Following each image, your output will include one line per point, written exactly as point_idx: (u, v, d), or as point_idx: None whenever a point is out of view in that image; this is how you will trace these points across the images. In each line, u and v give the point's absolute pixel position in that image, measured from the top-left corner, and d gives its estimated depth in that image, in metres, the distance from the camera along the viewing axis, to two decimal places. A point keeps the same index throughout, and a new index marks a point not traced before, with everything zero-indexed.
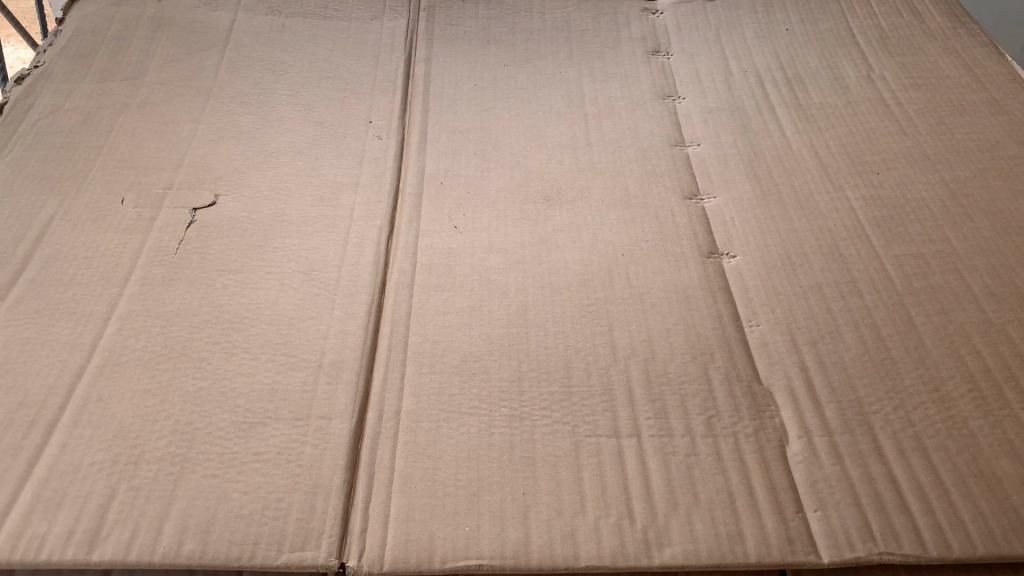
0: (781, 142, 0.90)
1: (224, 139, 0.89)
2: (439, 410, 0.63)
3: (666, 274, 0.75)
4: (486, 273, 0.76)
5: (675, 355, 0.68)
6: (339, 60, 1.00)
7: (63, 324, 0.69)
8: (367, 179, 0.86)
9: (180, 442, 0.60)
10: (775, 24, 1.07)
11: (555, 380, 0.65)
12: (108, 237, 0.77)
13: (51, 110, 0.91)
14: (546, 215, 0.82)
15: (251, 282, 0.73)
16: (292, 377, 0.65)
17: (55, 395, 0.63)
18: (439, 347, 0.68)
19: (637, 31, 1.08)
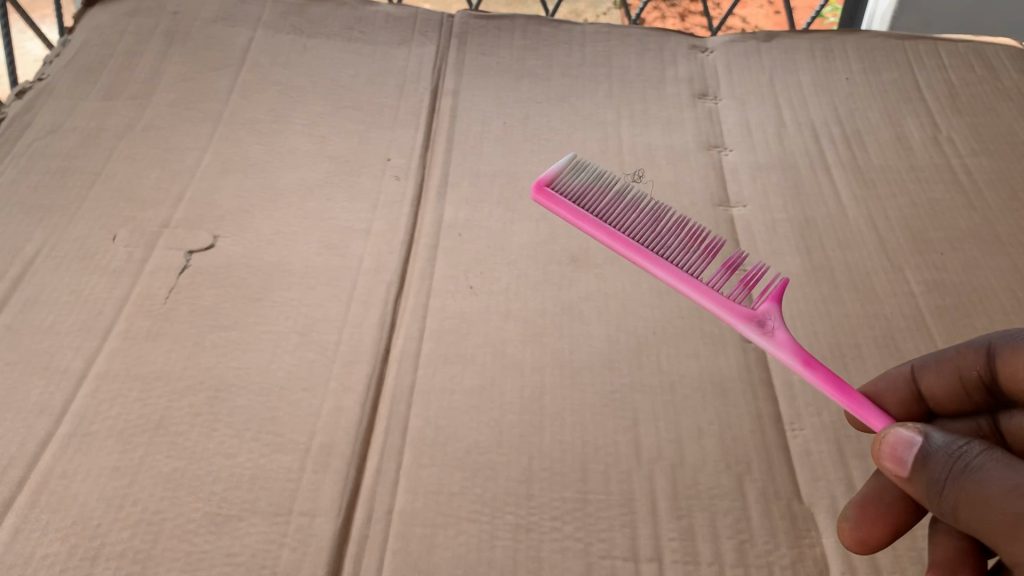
0: (835, 209, 0.82)
1: (231, 171, 0.82)
2: (437, 514, 0.56)
3: (701, 359, 0.68)
4: (501, 345, 0.68)
5: (707, 463, 0.60)
6: (361, 88, 0.94)
7: (33, 381, 0.63)
8: (380, 225, 0.79)
9: (145, 536, 0.54)
10: (834, 72, 0.99)
11: (570, 484, 0.58)
12: (94, 280, 0.71)
13: (50, 130, 0.85)
14: (571, 278, 0.74)
15: (243, 342, 0.67)
16: (277, 462, 0.59)
17: (14, 467, 0.57)
18: (442, 433, 0.61)
19: (683, 71, 1.00)
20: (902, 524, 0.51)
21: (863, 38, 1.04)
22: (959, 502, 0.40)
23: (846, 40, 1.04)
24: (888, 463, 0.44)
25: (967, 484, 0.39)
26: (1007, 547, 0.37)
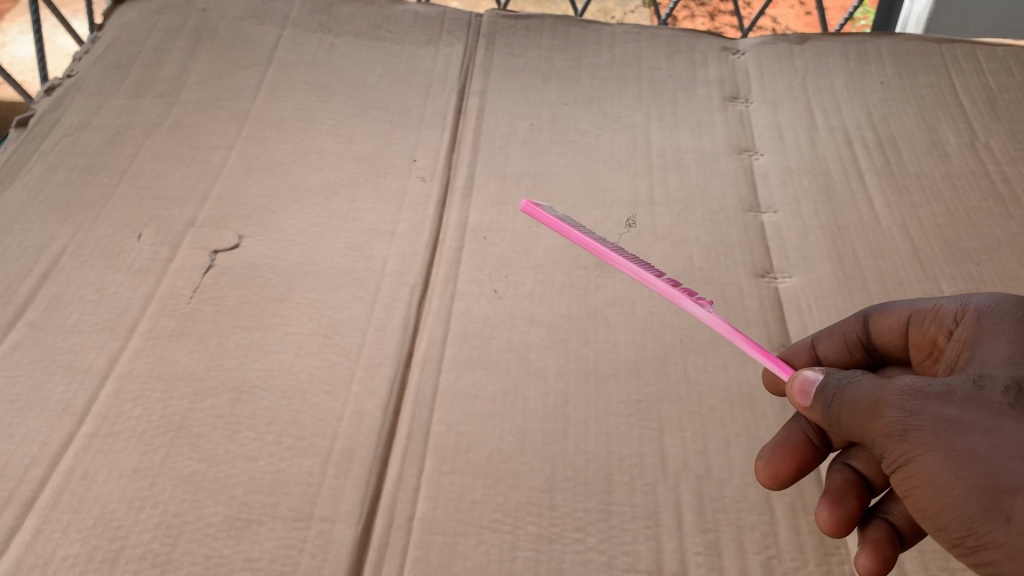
0: (868, 216, 0.80)
1: (256, 170, 0.82)
2: (458, 522, 0.56)
3: (730, 369, 0.67)
4: (525, 350, 0.67)
5: (734, 475, 0.59)
6: (388, 88, 0.93)
7: (57, 380, 0.62)
8: (404, 227, 0.78)
9: (165, 539, 0.53)
10: (868, 76, 0.97)
11: (593, 494, 0.58)
12: (119, 279, 0.71)
13: (78, 127, 0.85)
14: (597, 284, 0.73)
15: (265, 344, 0.67)
16: (298, 466, 0.58)
17: (36, 467, 0.57)
18: (465, 440, 0.61)
19: (714, 73, 0.99)
20: (806, 462, 0.54)
21: (899, 41, 1.02)
22: (841, 411, 0.46)
23: (881, 42, 1.02)
24: (796, 394, 0.50)
25: (846, 393, 0.46)
26: (872, 436, 0.44)
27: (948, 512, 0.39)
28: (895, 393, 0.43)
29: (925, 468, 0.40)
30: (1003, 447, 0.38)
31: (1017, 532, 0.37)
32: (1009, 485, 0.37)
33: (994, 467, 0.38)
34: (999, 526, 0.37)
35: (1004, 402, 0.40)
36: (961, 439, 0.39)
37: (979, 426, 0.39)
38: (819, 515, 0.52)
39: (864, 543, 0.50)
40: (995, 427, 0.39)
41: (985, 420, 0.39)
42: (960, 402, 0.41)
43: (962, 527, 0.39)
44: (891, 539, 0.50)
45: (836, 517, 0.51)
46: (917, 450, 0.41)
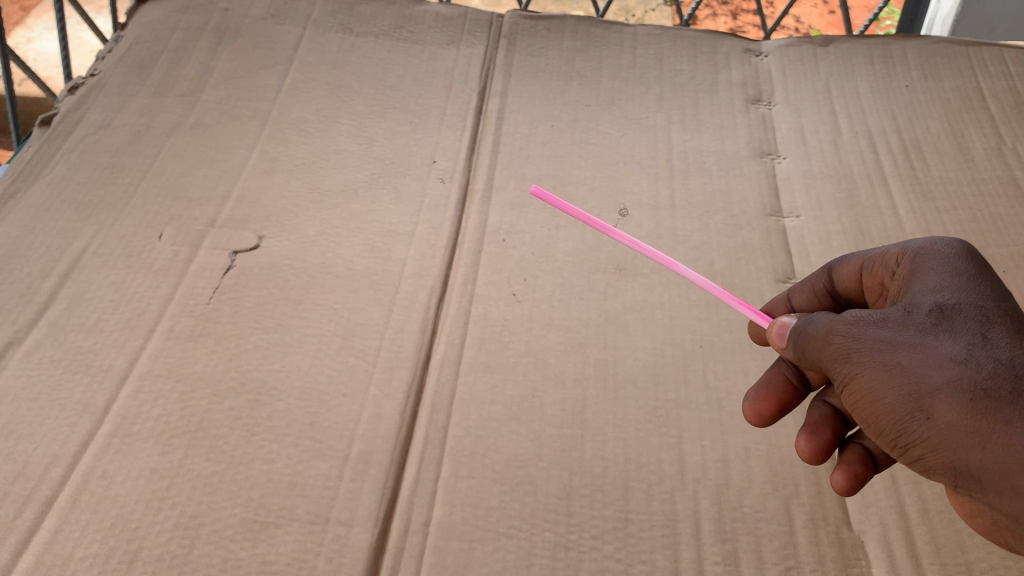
0: (892, 221, 0.79)
1: (277, 171, 0.82)
2: (474, 528, 0.55)
3: (750, 375, 0.66)
4: (543, 354, 0.67)
5: (753, 484, 0.59)
6: (408, 89, 0.93)
7: (77, 380, 0.63)
8: (424, 229, 0.78)
9: (182, 540, 0.53)
10: (893, 79, 0.96)
11: (611, 502, 0.57)
12: (140, 278, 0.71)
13: (100, 126, 0.86)
14: (617, 288, 0.73)
15: (284, 345, 0.67)
16: (315, 469, 0.58)
17: (55, 467, 0.57)
18: (482, 445, 0.61)
19: (736, 75, 0.98)
20: (787, 402, 0.57)
21: (925, 43, 1.01)
22: (803, 346, 0.52)
23: (907, 45, 1.01)
24: (773, 336, 0.56)
25: (807, 329, 0.52)
26: (824, 364, 0.50)
27: (885, 418, 0.46)
28: (842, 324, 0.49)
29: (865, 383, 0.46)
30: (926, 358, 0.44)
31: (936, 428, 0.43)
32: (930, 387, 0.43)
33: (919, 373, 0.44)
34: (923, 425, 0.44)
35: (929, 322, 0.46)
36: (893, 355, 0.45)
37: (907, 343, 0.45)
38: (797, 445, 0.56)
39: (841, 466, 0.55)
40: (920, 341, 0.45)
41: (912, 337, 0.45)
42: (893, 325, 0.47)
43: (897, 430, 0.45)
44: (864, 461, 0.54)
45: (811, 445, 0.56)
46: (859, 369, 0.47)
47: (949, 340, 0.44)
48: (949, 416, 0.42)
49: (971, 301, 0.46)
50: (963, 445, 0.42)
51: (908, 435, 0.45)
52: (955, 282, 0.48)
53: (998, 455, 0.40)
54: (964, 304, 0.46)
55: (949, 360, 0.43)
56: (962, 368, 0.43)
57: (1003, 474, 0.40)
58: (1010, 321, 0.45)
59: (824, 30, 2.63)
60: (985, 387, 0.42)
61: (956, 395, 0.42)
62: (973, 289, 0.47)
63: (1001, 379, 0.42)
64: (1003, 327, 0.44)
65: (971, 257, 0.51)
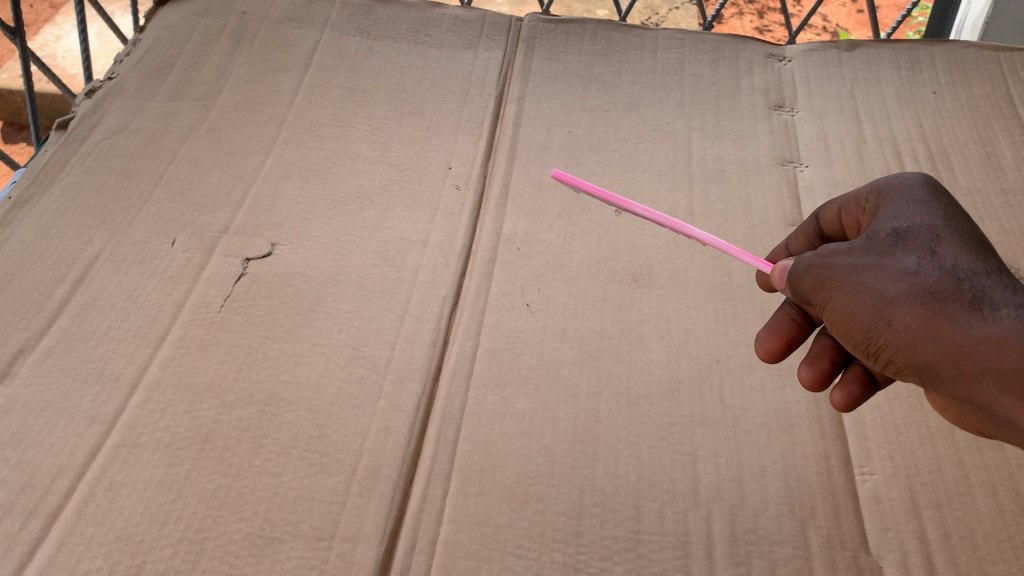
0: None
1: (291, 176, 0.82)
2: (482, 547, 0.55)
3: (767, 391, 0.65)
4: (555, 367, 0.66)
5: (768, 505, 0.57)
6: (425, 93, 0.92)
7: (86, 388, 0.62)
8: (437, 236, 0.77)
9: (186, 556, 0.53)
10: (920, 84, 0.94)
11: (622, 522, 0.56)
12: (151, 285, 0.71)
13: (117, 131, 0.85)
14: (632, 299, 0.72)
15: (294, 355, 0.66)
16: (322, 484, 0.58)
17: (62, 477, 0.57)
18: (492, 460, 0.60)
19: (759, 80, 0.96)
20: (792, 339, 0.60)
21: (954, 49, 0.98)
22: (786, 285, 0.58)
23: (935, 50, 0.98)
24: (776, 282, 0.59)
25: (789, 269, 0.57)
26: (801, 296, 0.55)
27: (853, 332, 0.50)
28: (814, 257, 0.54)
29: (835, 304, 0.51)
30: (884, 275, 0.49)
31: (895, 333, 0.48)
32: (888, 297, 0.48)
33: (879, 288, 0.49)
34: (885, 332, 0.48)
35: (888, 245, 0.51)
36: (858, 275, 0.50)
37: (870, 265, 0.50)
38: (800, 376, 0.60)
39: (840, 391, 0.58)
40: (879, 260, 0.50)
41: (872, 259, 0.51)
42: (857, 251, 0.52)
43: (864, 343, 0.50)
44: (863, 381, 0.57)
45: (812, 373, 0.59)
46: (828, 294, 0.52)
47: (905, 258, 0.50)
48: (905, 321, 0.47)
49: (925, 223, 0.52)
50: (918, 344, 0.47)
51: (875, 344, 0.49)
52: (912, 207, 0.53)
53: (947, 347, 0.45)
54: (918, 227, 0.51)
55: (904, 274, 0.49)
56: (914, 280, 0.48)
57: (953, 362, 0.45)
58: (958, 236, 0.50)
59: (851, 31, 2.59)
60: (935, 292, 0.47)
61: (910, 301, 0.47)
62: (928, 212, 0.53)
63: (948, 285, 0.47)
64: (952, 242, 0.50)
65: (929, 184, 0.56)
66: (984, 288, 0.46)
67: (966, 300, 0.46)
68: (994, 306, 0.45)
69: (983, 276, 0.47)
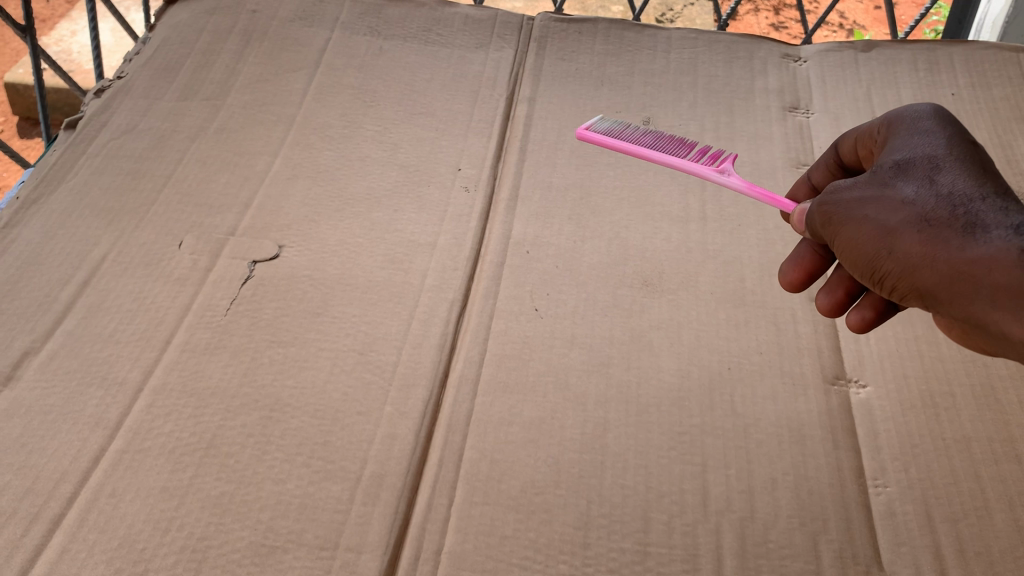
0: None
1: (300, 177, 0.81)
2: (487, 558, 0.54)
3: (779, 401, 0.64)
4: (564, 374, 0.65)
5: (779, 517, 0.56)
6: (435, 93, 0.91)
7: (91, 392, 0.62)
8: (446, 239, 0.76)
9: (188, 564, 0.52)
10: (938, 86, 0.93)
11: (629, 534, 0.55)
12: (158, 287, 0.70)
13: (125, 130, 0.85)
14: (642, 304, 0.71)
15: (300, 360, 0.65)
16: (326, 492, 0.57)
17: (66, 483, 0.56)
18: (498, 469, 0.59)
19: (773, 81, 0.95)
20: (813, 269, 0.61)
21: (974, 49, 0.97)
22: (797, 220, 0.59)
23: (954, 51, 0.97)
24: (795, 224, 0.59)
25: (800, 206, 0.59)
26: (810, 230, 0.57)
27: (857, 262, 0.52)
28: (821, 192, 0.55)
29: (840, 237, 0.53)
30: (886, 205, 0.51)
31: (898, 260, 0.50)
32: (889, 226, 0.50)
33: (879, 218, 0.51)
34: (887, 261, 0.50)
35: (889, 176, 0.53)
36: (860, 207, 0.52)
37: (872, 196, 0.52)
38: (820, 304, 0.62)
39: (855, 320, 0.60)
40: (880, 191, 0.52)
41: (873, 190, 0.52)
42: (860, 183, 0.53)
43: (869, 271, 0.52)
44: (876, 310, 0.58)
45: (828, 300, 0.61)
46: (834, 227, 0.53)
47: (905, 187, 0.51)
48: (907, 249, 0.49)
49: (925, 151, 0.53)
50: (918, 270, 0.49)
51: (878, 271, 0.51)
52: (914, 136, 0.55)
53: (944, 271, 0.47)
54: (919, 155, 0.53)
55: (903, 204, 0.50)
56: (913, 209, 0.50)
57: (953, 286, 0.47)
58: (957, 162, 0.52)
59: (869, 28, 2.57)
60: (933, 219, 0.49)
61: (911, 230, 0.49)
62: (928, 140, 0.54)
63: (944, 212, 0.49)
64: (951, 169, 0.51)
65: (934, 114, 0.57)
66: (979, 212, 0.48)
67: (962, 226, 0.48)
68: (987, 229, 0.47)
69: (978, 199, 0.49)
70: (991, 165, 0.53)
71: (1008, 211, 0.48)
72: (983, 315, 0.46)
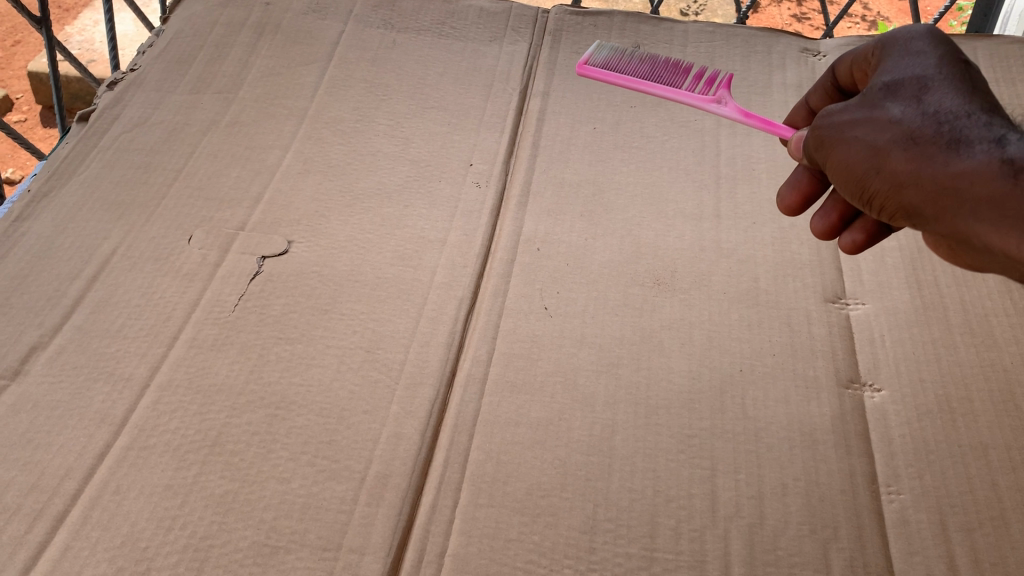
0: None
1: (310, 172, 0.81)
2: (491, 561, 0.53)
3: (792, 404, 0.62)
4: (573, 374, 0.64)
5: (789, 524, 0.55)
6: (448, 87, 0.91)
7: (97, 388, 0.62)
8: (456, 235, 0.75)
9: (191, 563, 0.52)
10: None
11: (635, 539, 0.54)
12: (166, 282, 0.70)
13: (137, 124, 0.85)
14: (654, 303, 0.70)
15: (307, 357, 0.65)
16: (331, 492, 0.57)
17: (70, 479, 0.56)
18: (504, 471, 0.58)
19: (792, 76, 0.93)
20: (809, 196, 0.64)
21: (998, 44, 0.95)
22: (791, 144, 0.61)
23: (978, 45, 0.95)
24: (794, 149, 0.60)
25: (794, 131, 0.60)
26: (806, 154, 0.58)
27: (850, 183, 0.54)
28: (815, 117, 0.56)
29: (835, 159, 0.54)
30: (875, 125, 0.52)
31: (887, 179, 0.51)
32: (877, 145, 0.51)
33: (868, 137, 0.52)
34: (877, 180, 0.52)
35: (879, 98, 0.54)
36: (852, 129, 0.53)
37: (863, 118, 0.53)
38: (814, 228, 0.65)
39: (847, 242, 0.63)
40: (870, 112, 0.53)
41: (864, 111, 0.53)
42: (852, 106, 0.54)
43: (860, 190, 0.53)
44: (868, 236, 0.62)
45: (823, 225, 0.64)
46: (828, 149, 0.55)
47: (895, 108, 0.52)
48: (894, 167, 0.50)
49: (915, 72, 0.54)
50: (906, 186, 0.50)
51: (867, 190, 0.53)
52: (906, 59, 0.55)
53: (928, 186, 0.49)
54: (908, 77, 0.54)
55: (891, 122, 0.52)
56: (901, 127, 0.51)
57: (938, 200, 0.49)
58: (944, 81, 0.53)
59: (893, 19, 2.53)
60: (919, 137, 0.50)
61: (899, 148, 0.50)
62: (919, 63, 0.55)
63: (930, 129, 0.50)
64: (940, 88, 0.52)
65: (928, 34, 0.57)
66: (964, 129, 0.49)
67: (947, 143, 0.49)
68: (971, 145, 0.48)
69: (964, 115, 0.50)
70: (978, 82, 0.54)
71: (992, 126, 0.49)
72: (967, 228, 0.48)
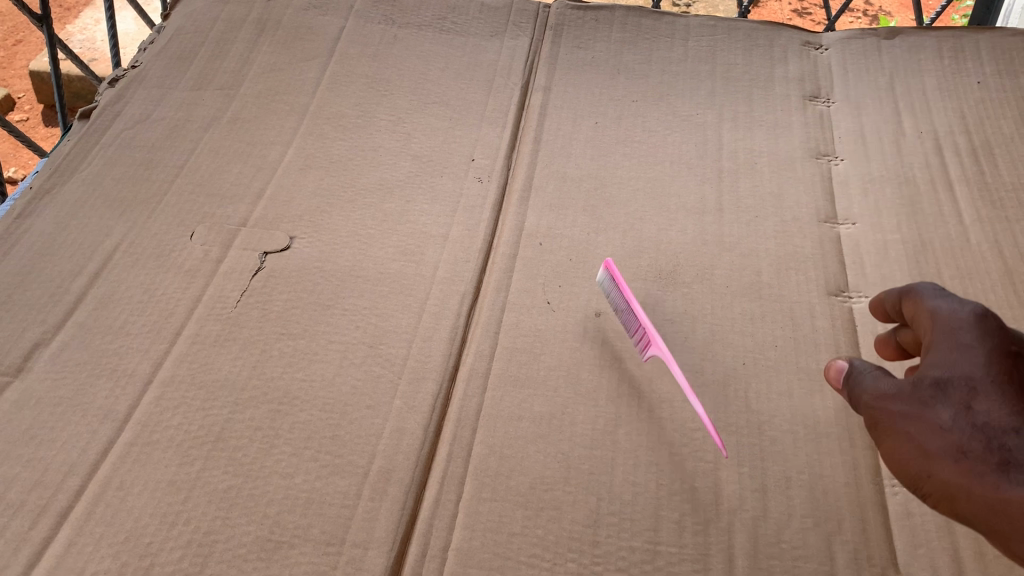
0: (957, 232, 0.74)
1: (312, 167, 0.80)
2: (494, 555, 0.53)
3: (795, 397, 0.62)
4: (576, 368, 0.64)
5: (793, 517, 0.55)
6: (449, 83, 0.90)
7: (100, 384, 0.62)
8: (458, 231, 0.75)
9: (194, 559, 0.52)
10: (964, 74, 0.90)
11: (639, 532, 0.54)
12: (169, 279, 0.70)
13: (139, 121, 0.85)
14: (657, 297, 0.70)
15: (309, 352, 0.65)
16: (334, 486, 0.57)
17: (74, 475, 0.56)
18: (507, 465, 0.58)
19: (794, 70, 0.93)
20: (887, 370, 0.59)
21: (1001, 36, 0.94)
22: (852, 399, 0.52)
23: (980, 37, 0.94)
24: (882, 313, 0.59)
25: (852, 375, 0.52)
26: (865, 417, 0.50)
27: (904, 477, 0.46)
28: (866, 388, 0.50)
29: (890, 444, 0.47)
30: (924, 427, 0.45)
31: (938, 485, 0.43)
32: (925, 450, 0.44)
33: (916, 438, 0.45)
34: (929, 481, 0.44)
35: (927, 395, 0.45)
36: (903, 423, 0.46)
37: (914, 412, 0.46)
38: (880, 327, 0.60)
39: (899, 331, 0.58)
40: (919, 408, 0.46)
41: (914, 407, 0.46)
42: (905, 394, 0.47)
43: (913, 488, 0.45)
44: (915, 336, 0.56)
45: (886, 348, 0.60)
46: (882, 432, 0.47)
47: (944, 410, 0.44)
48: (944, 475, 0.43)
49: (967, 370, 0.45)
50: (957, 504, 0.42)
51: (920, 491, 0.45)
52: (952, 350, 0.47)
53: (977, 494, 0.41)
54: (958, 374, 0.45)
55: (943, 428, 0.44)
56: (952, 435, 0.43)
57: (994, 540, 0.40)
58: (997, 387, 0.43)
59: (895, 14, 2.53)
60: (969, 451, 0.42)
61: (950, 464, 0.42)
62: (972, 356, 0.46)
63: (981, 446, 0.42)
64: (991, 397, 0.43)
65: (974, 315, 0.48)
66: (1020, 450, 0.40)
67: (997, 463, 0.40)
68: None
69: (1019, 431, 0.41)
70: None
71: None
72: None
